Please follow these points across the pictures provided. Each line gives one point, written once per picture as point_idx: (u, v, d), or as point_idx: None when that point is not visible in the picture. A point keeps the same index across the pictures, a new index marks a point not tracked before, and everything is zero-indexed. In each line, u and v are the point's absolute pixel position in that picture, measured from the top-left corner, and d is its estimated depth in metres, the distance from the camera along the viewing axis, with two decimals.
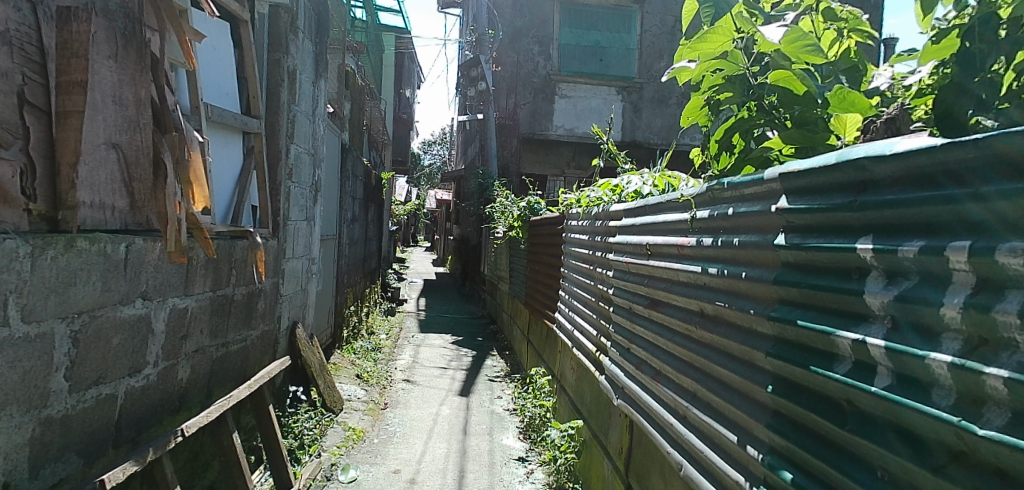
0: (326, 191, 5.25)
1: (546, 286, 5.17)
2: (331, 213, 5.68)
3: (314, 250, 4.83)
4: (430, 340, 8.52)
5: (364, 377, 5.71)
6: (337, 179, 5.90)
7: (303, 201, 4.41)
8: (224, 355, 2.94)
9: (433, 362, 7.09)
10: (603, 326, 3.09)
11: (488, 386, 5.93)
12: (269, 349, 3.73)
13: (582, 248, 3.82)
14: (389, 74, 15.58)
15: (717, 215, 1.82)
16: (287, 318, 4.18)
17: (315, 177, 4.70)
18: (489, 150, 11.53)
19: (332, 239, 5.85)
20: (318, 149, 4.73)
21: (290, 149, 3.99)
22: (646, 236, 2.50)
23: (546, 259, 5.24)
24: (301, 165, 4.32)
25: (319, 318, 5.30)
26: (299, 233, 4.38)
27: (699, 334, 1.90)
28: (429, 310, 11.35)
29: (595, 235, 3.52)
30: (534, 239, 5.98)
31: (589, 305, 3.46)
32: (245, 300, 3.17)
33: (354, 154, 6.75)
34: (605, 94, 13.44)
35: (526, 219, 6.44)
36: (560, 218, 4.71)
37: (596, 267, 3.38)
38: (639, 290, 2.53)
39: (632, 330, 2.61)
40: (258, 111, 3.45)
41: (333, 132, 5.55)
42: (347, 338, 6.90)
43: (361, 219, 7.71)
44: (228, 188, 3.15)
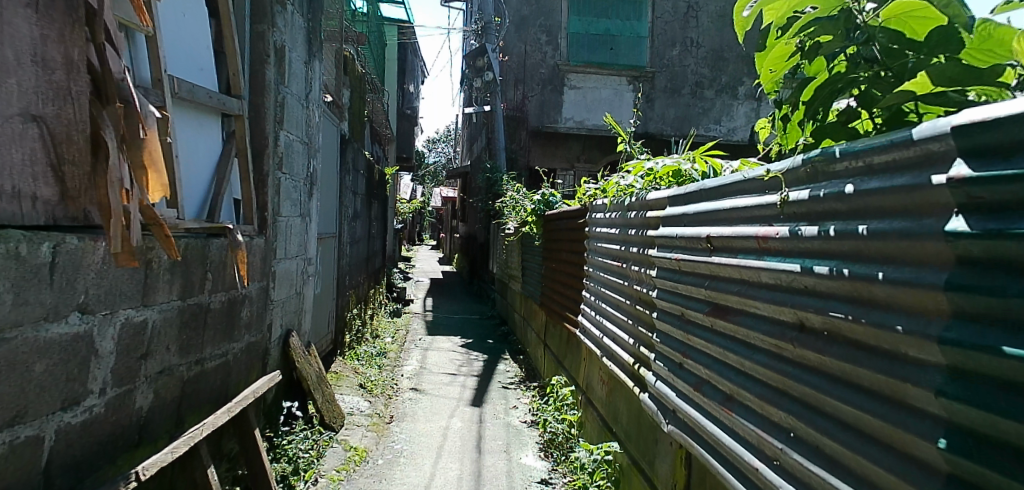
0: (324, 185, 4.82)
1: (566, 286, 4.73)
2: (330, 209, 5.25)
3: (311, 249, 4.40)
4: (438, 343, 8.08)
5: (368, 386, 5.26)
6: (336, 173, 5.47)
7: (296, 194, 3.97)
8: (199, 374, 2.49)
9: (442, 368, 6.65)
10: (645, 335, 2.65)
11: (503, 395, 5.48)
12: (258, 361, 3.30)
13: (610, 245, 3.37)
14: (393, 68, 15.11)
15: (829, 197, 1.37)
16: (279, 326, 3.73)
17: (310, 169, 4.26)
18: (497, 143, 11.09)
19: (332, 237, 5.42)
20: (313, 138, 4.29)
21: (280, 136, 3.56)
22: (705, 227, 2.04)
23: (565, 256, 4.79)
24: (294, 155, 3.88)
25: (317, 323, 4.87)
26: (292, 231, 3.94)
27: (800, 355, 1.46)
28: (437, 311, 10.91)
29: (628, 229, 3.07)
30: (550, 235, 5.52)
31: (623, 310, 3.01)
32: (227, 309, 2.74)
33: (355, 146, 6.32)
34: (616, 85, 12.97)
35: (540, 214, 5.97)
36: (581, 210, 4.26)
37: (632, 265, 2.93)
38: (696, 294, 2.09)
39: (687, 343, 2.16)
40: (241, 91, 3.00)
41: (330, 121, 5.12)
42: (350, 343, 6.47)
43: (363, 217, 7.28)
44: (204, 178, 2.71)
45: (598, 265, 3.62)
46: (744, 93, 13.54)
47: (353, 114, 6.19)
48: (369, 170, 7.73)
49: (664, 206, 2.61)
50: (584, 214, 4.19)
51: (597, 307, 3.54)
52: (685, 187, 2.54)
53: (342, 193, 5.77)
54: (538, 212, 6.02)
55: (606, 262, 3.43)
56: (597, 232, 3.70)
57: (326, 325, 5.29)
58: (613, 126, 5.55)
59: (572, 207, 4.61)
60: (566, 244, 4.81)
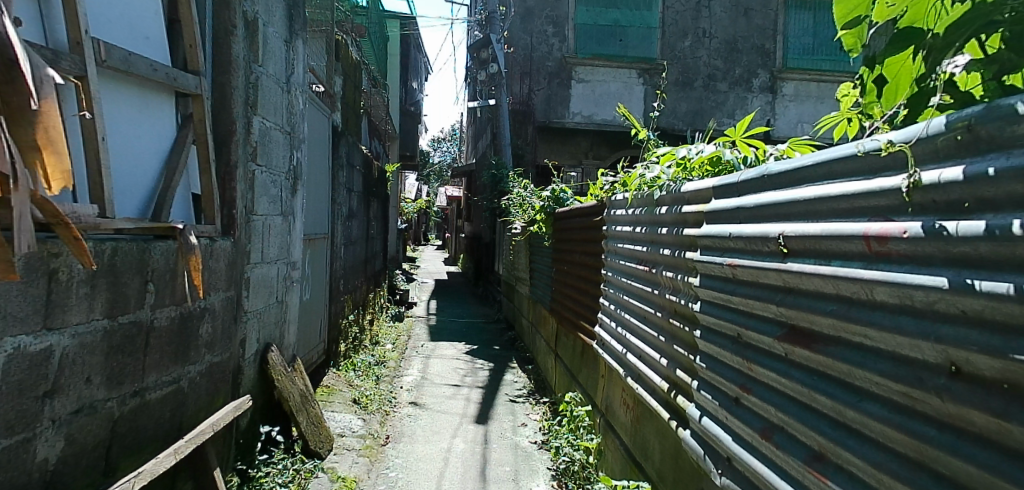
0: (311, 180, 4.36)
1: (578, 291, 4.30)
2: (320, 207, 4.81)
3: (296, 253, 3.95)
4: (441, 350, 7.62)
5: (362, 401, 4.80)
6: (327, 168, 5.02)
7: (276, 191, 3.52)
8: (141, 408, 2.04)
9: (445, 379, 6.19)
10: (684, 358, 2.19)
11: (511, 411, 5.02)
12: (228, 384, 2.85)
13: (636, 246, 2.90)
14: (396, 64, 14.69)
15: (1009, 174, 0.90)
16: (255, 341, 3.29)
17: (293, 162, 3.81)
18: (502, 139, 10.62)
19: (323, 238, 4.97)
20: (297, 127, 3.84)
21: (254, 123, 3.11)
22: (776, 223, 1.58)
23: (577, 257, 4.35)
24: (273, 145, 3.43)
25: (304, 334, 4.42)
26: (271, 232, 3.49)
27: (955, 413, 0.99)
28: (441, 315, 10.46)
29: (658, 227, 2.60)
30: (560, 234, 5.07)
31: (654, 324, 2.54)
32: (180, 325, 2.28)
33: (349, 140, 5.87)
34: (625, 78, 12.49)
35: (550, 211, 5.50)
36: (597, 206, 3.80)
37: (666, 271, 2.46)
38: (763, 311, 1.63)
39: (750, 373, 1.70)
40: (200, 67, 2.55)
41: (319, 111, 4.67)
42: (346, 352, 6.03)
43: (360, 216, 6.84)
44: (150, 167, 2.26)
45: (620, 268, 3.16)
46: (759, 85, 13.02)
47: (347, 105, 5.74)
48: (366, 166, 7.28)
49: (708, 199, 2.15)
50: (600, 210, 3.74)
51: (619, 319, 3.08)
52: (734, 174, 2.06)
53: (335, 190, 5.32)
54: (547, 209, 5.53)
55: (629, 266, 2.98)
56: (619, 231, 3.23)
57: (316, 335, 4.86)
58: (628, 116, 5.05)
59: (585, 203, 4.16)
60: (578, 245, 4.37)
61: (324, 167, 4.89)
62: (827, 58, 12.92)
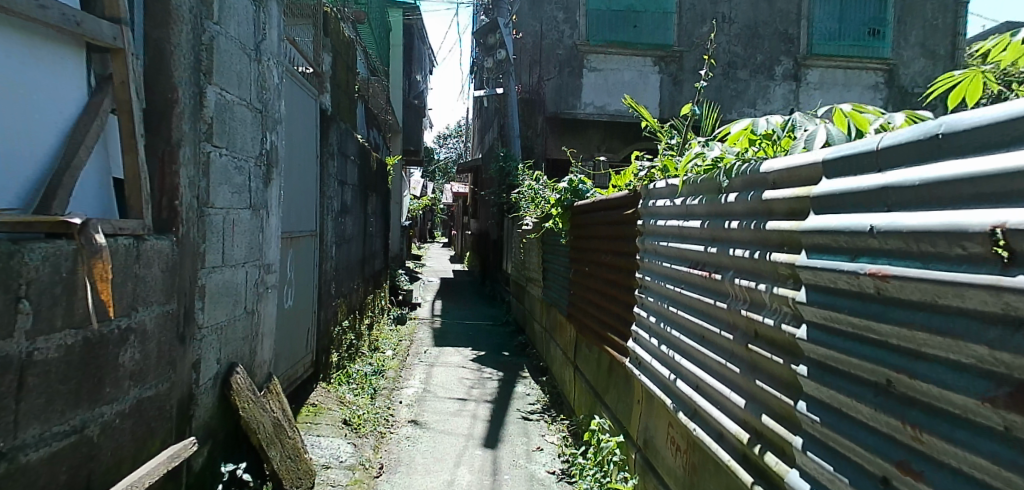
0: (290, 169, 3.77)
1: (603, 296, 3.71)
2: (305, 201, 4.22)
3: (271, 255, 3.35)
4: (446, 357, 7.02)
5: (354, 422, 4.21)
6: (314, 156, 4.42)
7: (243, 179, 2.92)
8: (11, 477, 1.44)
9: (449, 391, 5.59)
10: (777, 399, 1.59)
11: (524, 432, 4.42)
12: (173, 422, 2.26)
13: (689, 245, 2.29)
14: (399, 53, 14.08)
15: None
16: (215, 363, 2.69)
17: (266, 146, 3.21)
18: (511, 129, 10.00)
19: (309, 235, 4.38)
20: (271, 105, 3.24)
21: (209, 93, 2.51)
22: (978, 210, 0.99)
23: (602, 256, 3.77)
24: (238, 123, 2.83)
25: (284, 346, 3.83)
26: (238, 229, 2.89)
27: None
28: (446, 317, 9.85)
29: (725, 220, 2.00)
30: (579, 230, 4.48)
31: (725, 347, 1.93)
32: (83, 357, 1.67)
33: (342, 126, 5.27)
34: (640, 66, 11.87)
35: (568, 205, 4.88)
36: (632, 195, 3.20)
37: (741, 278, 1.85)
38: (951, 354, 1.03)
39: (917, 444, 1.10)
40: (124, 15, 1.94)
41: (303, 90, 4.07)
42: (339, 362, 5.43)
43: (356, 212, 6.24)
44: (40, 141, 1.66)
45: (663, 271, 2.58)
46: (782, 73, 12.36)
47: (338, 86, 5.14)
48: (364, 158, 6.66)
49: (812, 180, 1.55)
50: (636, 199, 3.14)
51: (664, 335, 2.47)
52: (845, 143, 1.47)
53: (325, 182, 4.73)
54: (564, 203, 4.91)
55: (679, 268, 2.38)
56: (664, 225, 2.64)
57: (300, 346, 4.27)
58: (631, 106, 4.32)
59: (613, 193, 3.57)
60: (602, 242, 3.78)
61: (310, 155, 4.29)
62: (853, 44, 12.26)
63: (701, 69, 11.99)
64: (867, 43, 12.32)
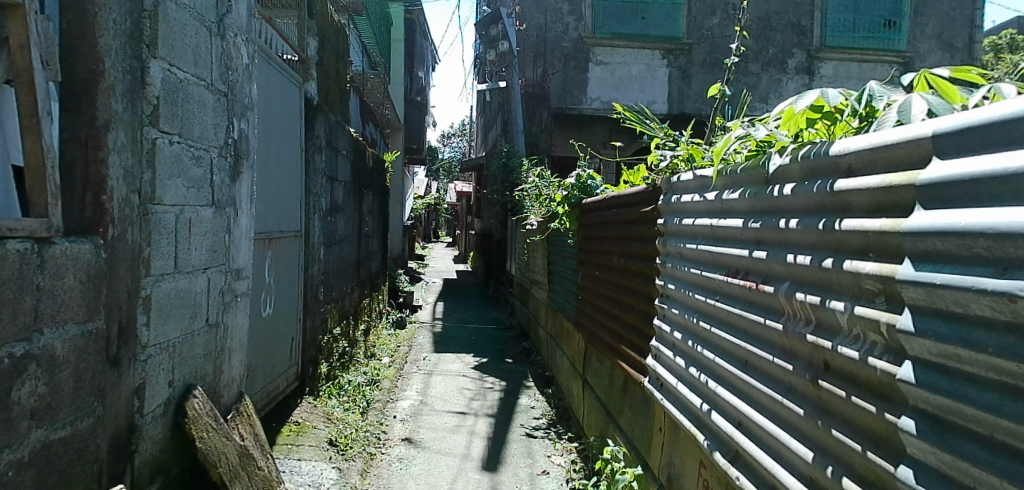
0: (264, 163, 3.38)
1: (614, 303, 3.33)
2: (286, 198, 3.83)
3: (241, 259, 2.96)
4: (446, 365, 6.62)
5: (341, 442, 3.82)
6: (297, 149, 4.03)
7: (203, 172, 2.53)
8: None
9: (448, 404, 5.19)
10: (860, 457, 1.20)
11: (528, 452, 4.03)
12: (102, 463, 1.87)
13: (728, 249, 1.89)
14: (400, 49, 13.72)
15: None
16: (166, 386, 2.30)
17: (234, 135, 2.82)
18: (514, 124, 9.60)
19: (292, 237, 3.99)
20: (238, 88, 2.85)
21: (153, 68, 2.12)
22: None
23: (613, 259, 3.39)
24: (193, 106, 2.43)
25: (260, 360, 3.44)
26: (197, 229, 2.50)
27: None
28: (447, 320, 9.45)
29: (777, 217, 1.60)
30: (588, 230, 4.10)
31: (781, 379, 1.54)
32: None
33: (331, 117, 4.89)
34: (648, 59, 11.44)
35: (575, 203, 4.47)
36: (650, 189, 2.80)
37: (801, 293, 1.45)
38: None
39: None
40: None
41: (282, 75, 3.68)
42: (329, 373, 5.05)
43: (348, 211, 5.85)
44: None
45: (693, 278, 2.18)
46: (795, 66, 11.91)
47: (326, 75, 4.75)
48: (358, 153, 6.28)
49: (915, 164, 1.14)
50: (654, 195, 2.75)
51: (696, 357, 2.07)
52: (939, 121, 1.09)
53: (311, 178, 4.34)
54: (571, 200, 4.49)
55: (714, 275, 1.98)
56: (692, 224, 2.24)
57: (282, 359, 3.88)
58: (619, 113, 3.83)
59: (626, 188, 3.19)
60: (614, 243, 3.40)
61: (291, 149, 3.91)
62: (869, 36, 11.80)
63: (712, 62, 11.57)
64: (884, 35, 11.85)
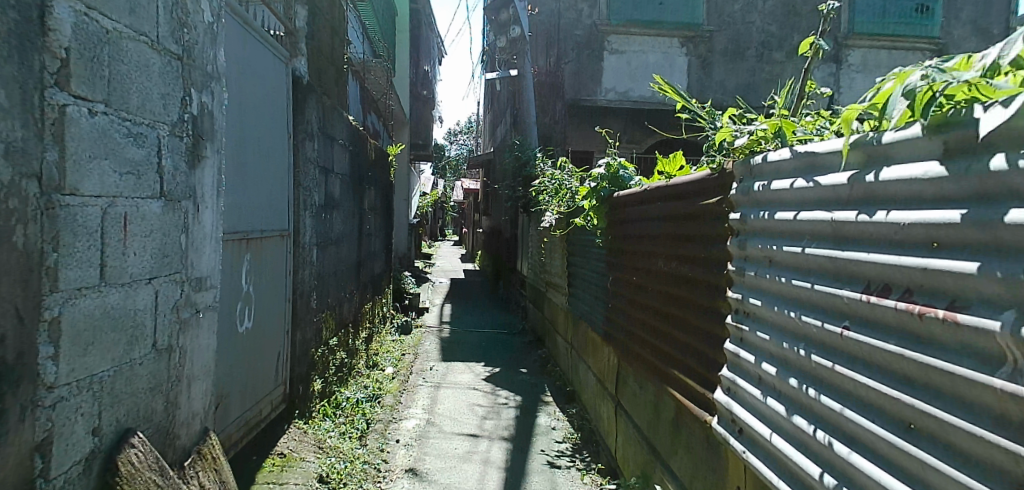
0: (235, 149, 2.81)
1: (658, 317, 2.77)
2: (268, 192, 3.27)
3: (205, 265, 2.40)
4: (455, 376, 6.06)
5: (334, 477, 3.26)
6: (283, 135, 3.47)
7: (145, 154, 1.96)
8: None
9: (459, 424, 4.62)
10: None
11: (552, 486, 3.46)
12: None
13: (877, 257, 1.31)
14: (405, 39, 13.15)
15: None
16: (89, 435, 1.73)
17: (193, 109, 2.26)
18: (526, 116, 9.02)
19: (276, 237, 3.43)
20: (198, 51, 2.28)
21: (58, 8, 1.55)
22: None
23: (656, 263, 2.83)
24: (129, 67, 1.87)
25: (233, 384, 2.89)
26: (138, 228, 1.93)
27: None
28: (455, 324, 8.89)
29: (1001, 207, 1.01)
30: (620, 227, 3.53)
31: (1011, 470, 0.96)
32: None
33: (325, 100, 4.32)
34: (666, 47, 10.81)
35: (604, 196, 3.87)
36: (713, 176, 2.24)
37: None
38: None
39: None
40: None
41: (260, 45, 3.11)
42: (324, 388, 4.49)
43: (347, 208, 5.29)
44: None
45: (805, 297, 1.60)
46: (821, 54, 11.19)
47: (319, 52, 4.18)
48: (358, 144, 5.72)
49: None
50: (720, 185, 2.19)
51: (816, 405, 1.49)
52: None
53: (301, 169, 3.78)
54: (600, 193, 3.89)
55: (850, 295, 1.40)
56: (798, 220, 1.66)
57: (264, 379, 3.31)
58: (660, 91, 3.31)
59: (675, 177, 2.63)
60: (656, 244, 2.85)
61: (275, 135, 3.35)
62: (901, 21, 11.11)
63: (733, 50, 10.92)
64: (915, 21, 11.17)
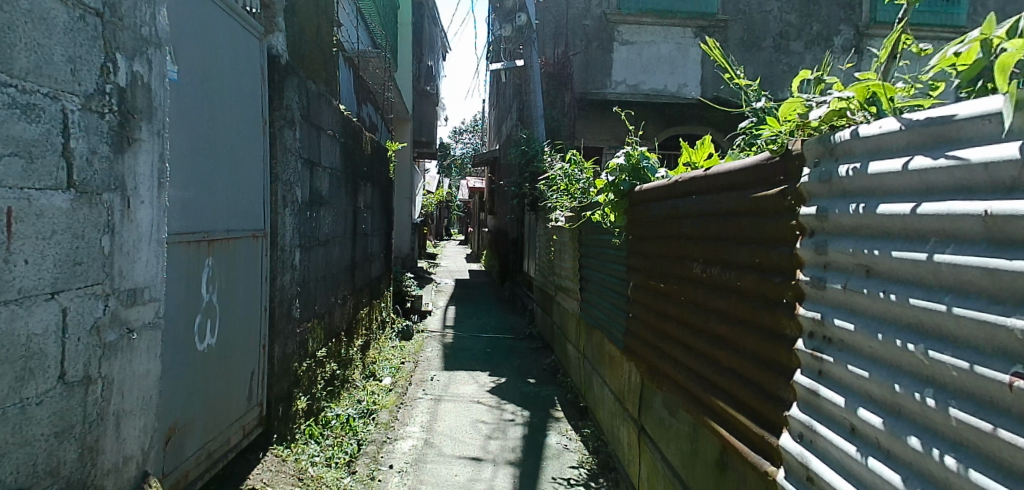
0: (190, 134, 2.37)
1: (694, 333, 2.32)
2: (235, 187, 2.82)
3: (142, 274, 1.94)
4: (458, 387, 5.61)
5: None
6: (255, 122, 3.02)
7: (41, 132, 1.51)
8: None
9: (459, 444, 4.16)
10: None
11: None
12: None
13: None
14: (409, 32, 12.71)
15: None
16: None
17: (120, 79, 1.80)
18: (532, 109, 8.55)
19: (248, 238, 2.98)
20: (128, 7, 1.83)
21: None
22: None
23: (690, 268, 2.38)
24: (13, 16, 1.42)
25: (188, 411, 2.44)
26: (29, 228, 1.48)
27: None
28: (459, 329, 8.43)
29: None
30: (641, 226, 3.09)
31: None
32: None
33: (309, 86, 3.87)
34: (678, 38, 10.25)
35: (625, 191, 3.37)
36: (773, 159, 1.78)
37: None
38: None
39: None
40: None
41: (223, 15, 2.67)
42: (312, 404, 4.05)
43: (338, 206, 4.84)
44: None
45: (935, 324, 1.14)
46: (842, 45, 10.59)
47: (300, 31, 3.73)
48: (351, 136, 5.27)
49: None
50: (783, 171, 1.74)
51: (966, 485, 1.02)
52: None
53: (278, 161, 3.33)
54: (619, 188, 3.37)
55: None
56: (916, 215, 1.20)
57: (231, 402, 2.86)
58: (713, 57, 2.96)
59: (716, 166, 2.18)
60: (689, 246, 2.41)
61: (245, 120, 2.91)
62: (927, 10, 10.54)
63: (749, 41, 10.39)
64: (940, 10, 10.61)
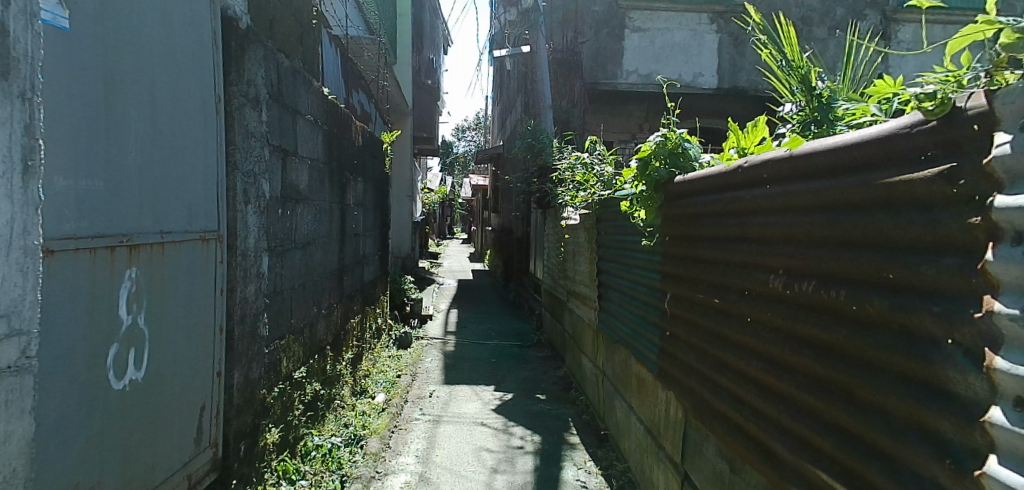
0: (84, 103, 1.79)
1: (778, 369, 1.74)
2: (173, 177, 2.24)
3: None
4: (461, 405, 5.02)
5: None
6: (201, 98, 2.43)
7: None
8: None
9: (461, 480, 3.56)
10: None
11: None
12: None
13: None
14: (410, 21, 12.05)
15: None
16: None
17: None
18: (539, 98, 7.93)
19: (192, 241, 2.39)
20: None
21: None
22: None
23: (764, 280, 1.80)
24: None
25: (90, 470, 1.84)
26: None
27: None
28: (462, 335, 7.84)
29: None
30: (683, 225, 2.50)
31: None
32: None
33: (280, 60, 3.26)
34: (694, 23, 9.59)
35: (660, 182, 2.74)
36: (928, 125, 1.21)
37: None
38: None
39: None
40: None
41: None
42: (288, 433, 3.44)
43: (321, 203, 4.23)
44: None
45: None
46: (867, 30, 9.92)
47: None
48: (337, 124, 4.66)
49: None
50: (947, 144, 1.17)
51: None
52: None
53: (237, 149, 2.73)
54: (652, 179, 2.74)
55: None
56: None
57: (171, 448, 2.28)
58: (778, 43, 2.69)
59: (814, 144, 1.59)
60: (761, 251, 1.83)
61: (185, 95, 2.32)
62: None
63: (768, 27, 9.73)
64: None
